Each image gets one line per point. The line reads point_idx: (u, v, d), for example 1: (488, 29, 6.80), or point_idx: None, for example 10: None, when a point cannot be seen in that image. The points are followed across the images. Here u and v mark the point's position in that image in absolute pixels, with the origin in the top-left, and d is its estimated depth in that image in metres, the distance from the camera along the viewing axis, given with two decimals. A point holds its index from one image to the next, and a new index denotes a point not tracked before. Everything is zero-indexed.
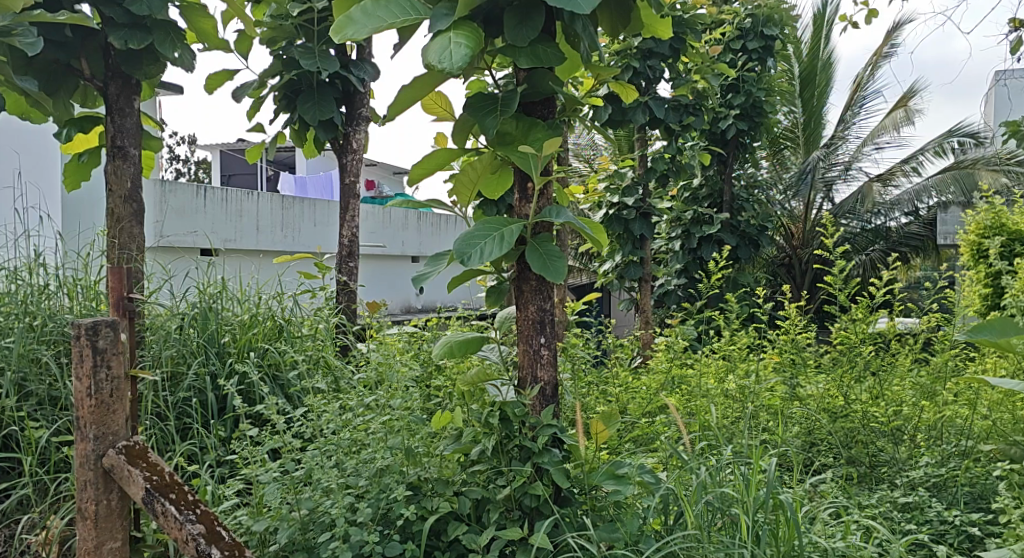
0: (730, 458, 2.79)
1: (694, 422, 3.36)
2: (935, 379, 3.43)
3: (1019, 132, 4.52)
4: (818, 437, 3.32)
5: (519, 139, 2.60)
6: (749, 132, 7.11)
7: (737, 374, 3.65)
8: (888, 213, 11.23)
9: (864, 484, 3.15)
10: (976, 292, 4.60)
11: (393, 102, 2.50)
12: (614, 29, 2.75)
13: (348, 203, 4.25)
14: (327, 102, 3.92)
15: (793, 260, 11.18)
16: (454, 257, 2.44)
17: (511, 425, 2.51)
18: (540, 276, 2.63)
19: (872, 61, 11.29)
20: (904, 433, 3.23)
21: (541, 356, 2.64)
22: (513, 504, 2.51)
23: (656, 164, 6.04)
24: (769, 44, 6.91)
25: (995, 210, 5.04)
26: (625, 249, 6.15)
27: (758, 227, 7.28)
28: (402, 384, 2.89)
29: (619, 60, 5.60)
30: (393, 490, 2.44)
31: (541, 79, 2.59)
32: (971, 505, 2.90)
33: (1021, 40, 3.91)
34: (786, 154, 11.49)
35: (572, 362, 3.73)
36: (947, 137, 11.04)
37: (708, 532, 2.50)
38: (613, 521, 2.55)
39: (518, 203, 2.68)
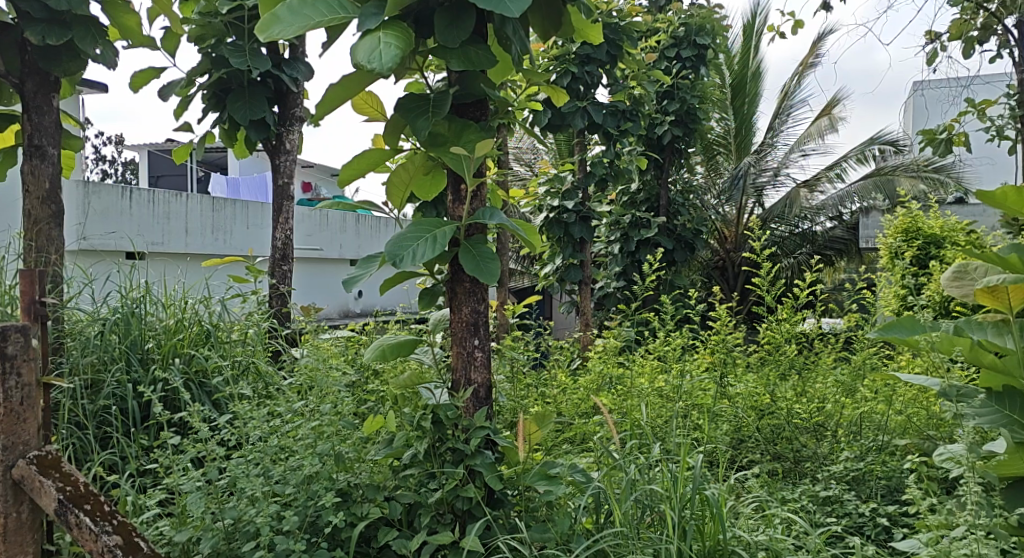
0: (660, 456, 2.84)
1: (625, 422, 3.41)
2: (855, 377, 3.54)
3: (935, 140, 4.72)
4: (746, 434, 3.41)
5: (451, 140, 2.59)
6: (684, 138, 7.25)
7: (669, 374, 3.72)
8: (814, 218, 11.52)
9: (788, 479, 3.24)
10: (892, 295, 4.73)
11: (321, 102, 2.47)
12: (546, 32, 2.76)
13: (282, 204, 4.17)
14: (258, 101, 3.85)
15: (726, 262, 11.43)
16: (386, 258, 2.42)
17: (443, 428, 2.52)
18: (473, 278, 2.62)
19: (799, 71, 11.65)
20: (826, 430, 3.35)
21: (474, 358, 2.65)
22: (445, 508, 2.50)
23: (595, 168, 6.11)
24: (701, 53, 7.08)
25: (912, 215, 5.25)
26: (565, 252, 6.20)
27: (693, 230, 7.44)
28: (334, 389, 2.85)
29: (557, 65, 5.64)
30: (321, 497, 2.41)
31: (473, 81, 2.60)
32: (887, 498, 3.01)
33: (935, 52, 4.10)
34: (719, 160, 11.74)
35: (510, 365, 3.74)
36: (870, 144, 11.46)
37: (638, 528, 2.55)
38: (545, 522, 2.56)
39: (452, 205, 2.68)
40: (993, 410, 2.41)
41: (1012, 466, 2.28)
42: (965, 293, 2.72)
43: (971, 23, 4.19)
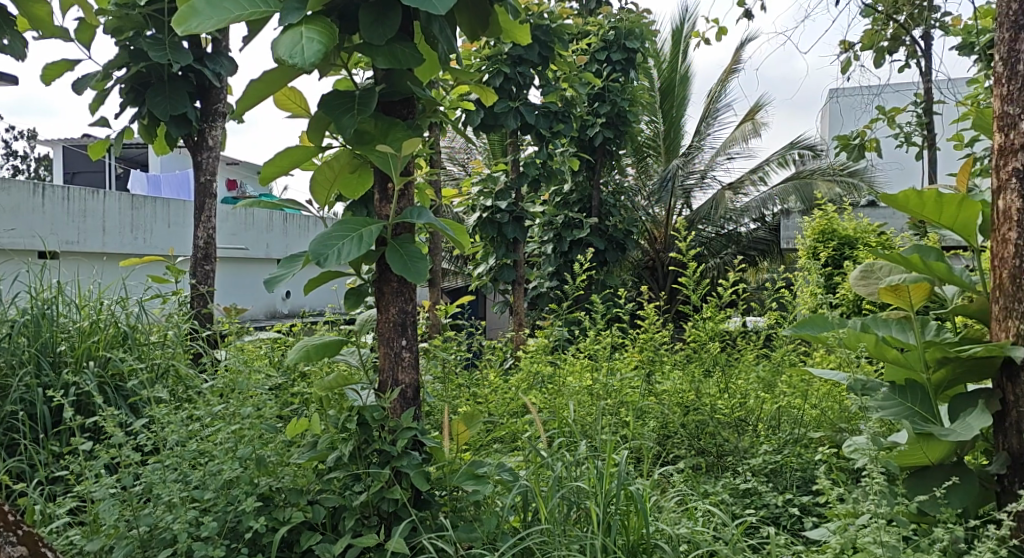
0: (587, 453, 2.89)
1: (553, 420, 3.44)
2: (775, 373, 3.67)
3: (850, 146, 4.93)
4: (672, 430, 3.49)
5: (377, 138, 2.56)
6: (615, 140, 7.36)
7: (598, 371, 3.78)
8: (738, 220, 11.84)
9: (711, 473, 3.33)
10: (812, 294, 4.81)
11: (242, 98, 2.42)
12: (474, 31, 2.76)
13: (204, 202, 4.07)
14: (179, 96, 3.74)
15: (655, 262, 11.64)
16: (310, 258, 2.39)
17: (369, 429, 2.49)
18: (401, 278, 2.61)
19: (724, 76, 11.96)
20: (747, 425, 3.45)
21: (402, 358, 2.63)
22: (371, 510, 2.48)
23: (528, 169, 6.14)
24: (631, 56, 7.19)
25: (829, 217, 5.47)
26: (498, 253, 6.22)
27: (624, 231, 7.56)
28: (256, 391, 2.79)
29: (489, 66, 5.66)
30: (241, 502, 2.37)
31: (399, 78, 2.58)
32: (802, 489, 3.12)
33: (850, 61, 4.26)
34: (649, 162, 11.93)
35: (440, 364, 3.73)
36: (790, 148, 11.87)
37: (564, 525, 2.59)
38: (472, 521, 2.56)
39: (379, 204, 2.66)
40: (896, 403, 2.47)
41: (913, 456, 2.39)
42: (870, 292, 2.82)
43: (882, 33, 4.37)
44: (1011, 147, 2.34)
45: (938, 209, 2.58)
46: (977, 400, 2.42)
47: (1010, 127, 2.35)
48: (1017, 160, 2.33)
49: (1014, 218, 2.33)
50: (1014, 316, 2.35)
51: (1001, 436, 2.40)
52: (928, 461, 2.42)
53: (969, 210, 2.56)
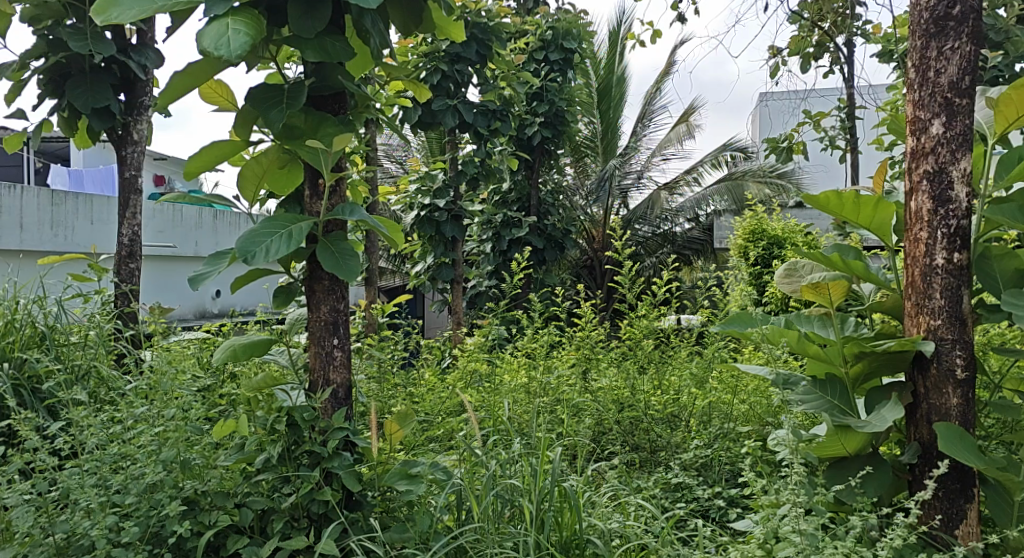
0: (521, 450, 2.90)
1: (488, 418, 3.45)
2: (706, 369, 3.76)
3: (778, 148, 5.07)
4: (607, 426, 3.54)
5: (308, 134, 2.52)
6: (553, 139, 7.43)
7: (535, 369, 3.81)
8: (673, 219, 12.06)
9: (644, 468, 3.38)
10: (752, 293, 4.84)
11: (165, 90, 2.36)
12: (407, 27, 2.74)
13: (128, 198, 3.94)
14: (101, 88, 3.62)
15: (593, 261, 11.77)
16: (237, 255, 2.35)
17: (299, 430, 2.44)
18: (332, 275, 2.58)
19: (659, 78, 12.17)
20: (680, 420, 3.53)
21: (333, 358, 2.60)
22: (300, 512, 2.45)
23: (466, 167, 6.13)
24: (569, 56, 7.26)
25: (758, 218, 5.63)
26: (436, 251, 6.16)
27: (563, 230, 7.65)
28: (181, 393, 2.73)
29: (426, 63, 5.64)
30: (164, 506, 2.32)
31: (330, 73, 2.55)
32: (730, 482, 3.20)
33: (778, 65, 4.38)
34: (587, 162, 12.05)
35: (376, 364, 3.70)
36: (723, 150, 12.16)
37: (498, 523, 2.60)
38: (405, 522, 2.54)
39: (310, 201, 2.62)
40: (817, 397, 2.55)
41: (832, 447, 2.47)
42: (793, 289, 2.89)
43: (807, 39, 4.51)
44: (922, 150, 2.44)
45: (856, 210, 2.67)
46: (891, 393, 2.52)
47: (922, 131, 2.44)
48: (928, 162, 2.42)
49: (925, 218, 2.43)
50: (925, 312, 2.44)
51: (913, 427, 2.50)
52: (845, 452, 2.50)
53: (885, 210, 2.66)
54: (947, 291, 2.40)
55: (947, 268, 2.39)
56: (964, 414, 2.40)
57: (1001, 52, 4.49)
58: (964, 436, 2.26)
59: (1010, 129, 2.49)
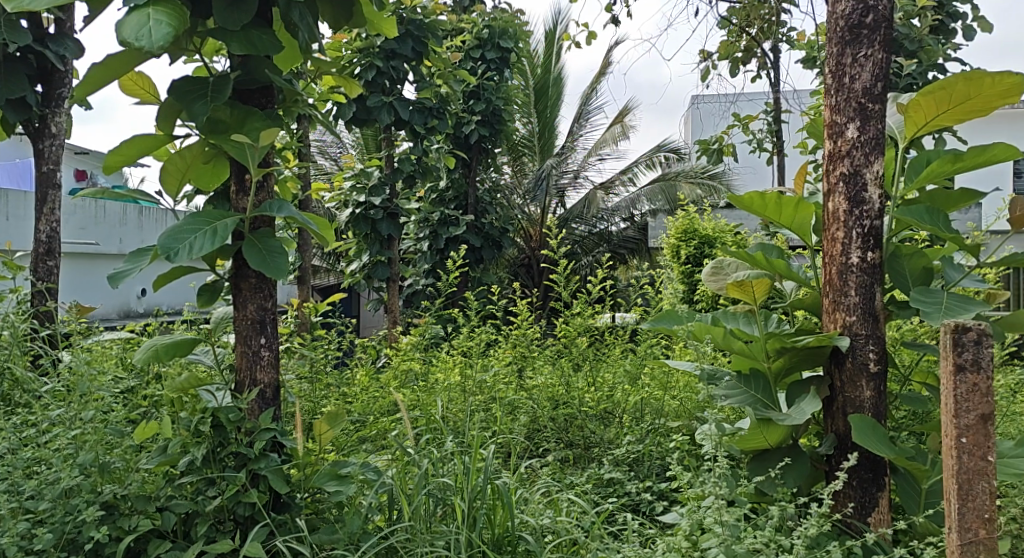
0: (454, 449, 2.89)
1: (421, 418, 3.44)
2: (639, 366, 3.82)
3: (709, 150, 5.19)
4: (541, 424, 3.56)
5: (233, 128, 2.45)
6: (490, 138, 7.46)
7: (471, 367, 3.81)
8: (609, 219, 12.20)
9: (578, 464, 3.41)
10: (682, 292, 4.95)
11: (82, 81, 2.28)
12: (337, 22, 2.70)
13: (46, 193, 3.79)
14: (17, 78, 3.47)
15: (531, 260, 11.84)
16: (158, 252, 2.29)
17: (225, 431, 2.39)
18: (259, 273, 2.53)
19: (595, 79, 12.32)
20: (613, 416, 3.58)
21: (260, 358, 2.55)
22: (225, 515, 2.40)
23: (403, 164, 6.08)
24: (505, 55, 7.29)
25: (690, 218, 5.75)
26: (371, 250, 6.06)
27: (500, 229, 7.70)
28: (100, 394, 2.64)
29: (361, 58, 5.58)
30: (81, 511, 2.25)
31: (257, 66, 2.50)
32: (661, 476, 3.26)
33: (708, 69, 4.47)
34: (524, 161, 12.09)
35: (308, 363, 3.65)
36: (657, 151, 12.39)
37: (430, 522, 2.58)
38: (334, 523, 2.51)
39: (236, 197, 2.56)
40: (740, 391, 2.61)
41: (754, 440, 2.54)
42: (719, 286, 2.95)
43: (736, 44, 4.62)
44: (839, 153, 2.52)
45: (778, 209, 2.74)
46: (809, 387, 2.60)
47: (838, 135, 2.52)
48: (844, 165, 2.51)
49: (841, 218, 2.51)
50: (841, 309, 2.52)
51: (830, 419, 2.58)
52: (766, 444, 2.57)
53: (804, 210, 2.74)
54: (861, 289, 2.49)
55: (862, 266, 2.48)
56: (876, 407, 2.49)
57: (916, 59, 4.69)
58: (877, 427, 2.34)
59: (919, 134, 2.58)
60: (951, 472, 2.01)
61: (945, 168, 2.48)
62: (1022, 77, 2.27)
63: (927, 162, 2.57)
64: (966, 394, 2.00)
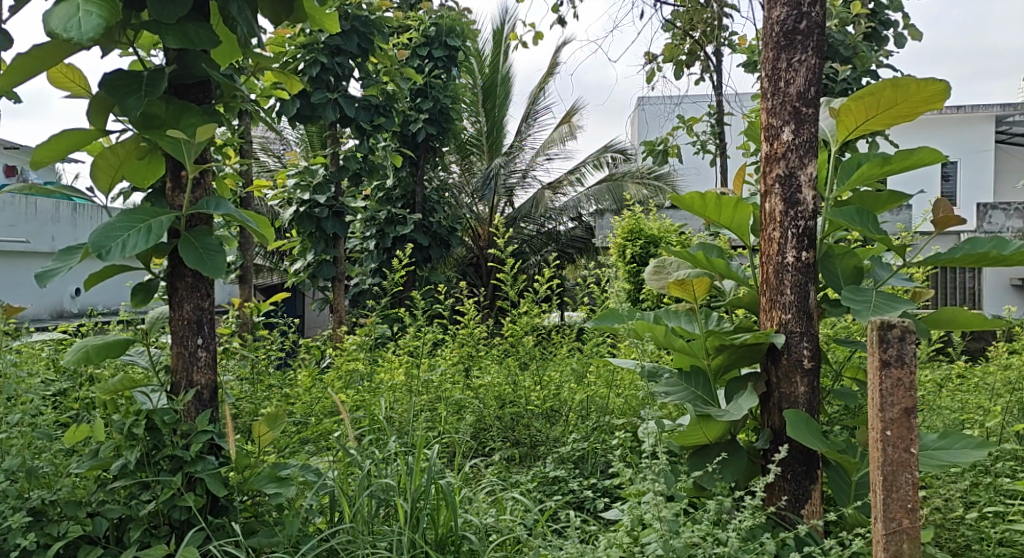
0: (397, 449, 2.87)
1: (364, 418, 3.40)
2: (585, 365, 3.85)
3: (655, 151, 5.27)
4: (487, 423, 3.56)
5: (168, 123, 2.40)
6: (438, 136, 7.43)
7: (417, 367, 3.79)
8: (558, 218, 12.26)
9: (524, 462, 3.43)
10: (628, 291, 5.00)
11: (7, 73, 2.20)
12: (278, 16, 2.66)
13: None
14: None
15: (479, 259, 11.83)
16: (89, 250, 2.22)
17: (159, 434, 2.34)
18: (195, 272, 2.48)
19: (543, 79, 12.38)
20: (559, 414, 3.59)
21: (197, 359, 2.49)
22: (160, 520, 2.34)
23: (348, 162, 6.02)
24: (452, 54, 7.27)
25: (636, 218, 5.81)
26: (316, 248, 5.96)
27: (448, 228, 7.68)
28: (28, 397, 2.56)
29: (305, 54, 5.50)
30: (7, 518, 2.18)
31: (193, 60, 2.44)
32: (605, 474, 3.29)
33: (653, 70, 4.53)
34: (472, 160, 12.09)
35: (250, 364, 3.58)
36: (604, 151, 12.52)
37: (372, 523, 2.56)
38: (274, 525, 2.47)
39: (172, 194, 2.50)
40: (681, 388, 2.65)
41: (693, 436, 2.58)
42: (661, 285, 2.99)
43: (680, 47, 4.69)
44: (775, 154, 2.58)
45: (717, 210, 2.79)
46: (747, 383, 2.65)
47: (774, 137, 2.58)
48: (779, 167, 2.56)
49: (777, 218, 2.57)
50: (777, 307, 2.58)
51: (766, 415, 2.64)
52: (705, 440, 2.62)
53: (742, 210, 2.80)
54: (796, 287, 2.55)
55: (797, 265, 2.53)
56: (810, 402, 2.55)
57: (850, 65, 4.83)
58: (809, 422, 2.39)
59: (851, 137, 2.66)
60: (877, 464, 2.07)
61: (875, 170, 2.56)
62: (946, 84, 2.35)
63: (858, 164, 2.64)
64: (890, 388, 2.06)
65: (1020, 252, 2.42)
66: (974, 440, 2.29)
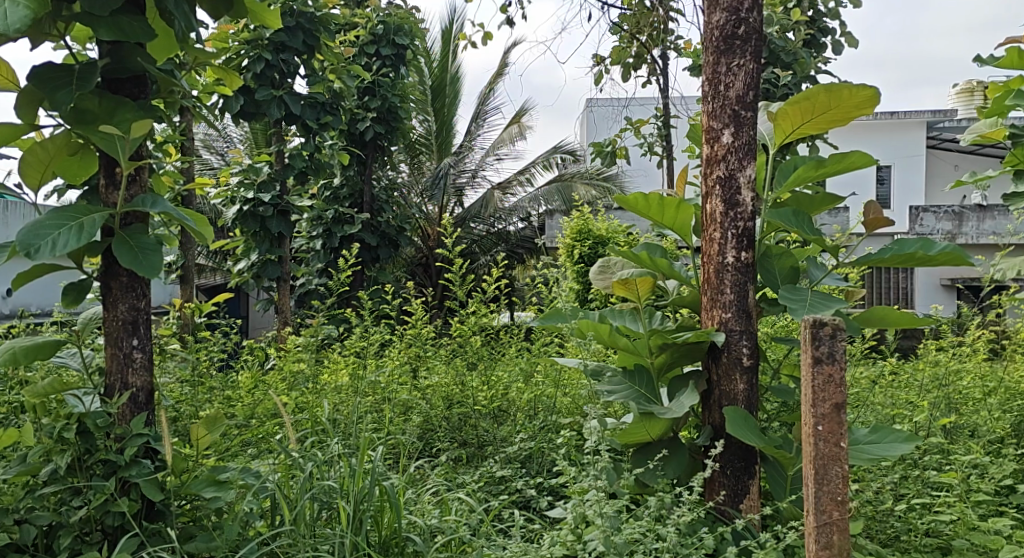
0: (340, 451, 2.83)
1: (307, 419, 3.36)
2: (532, 365, 3.86)
3: (603, 152, 5.30)
4: (433, 424, 3.54)
5: (101, 119, 2.33)
6: (386, 135, 7.35)
7: (363, 368, 3.76)
8: (507, 219, 12.27)
9: (471, 463, 3.42)
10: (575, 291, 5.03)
11: None
12: (218, 9, 2.60)
13: None
14: None
15: (428, 259, 11.77)
16: (17, 249, 2.15)
17: (92, 438, 2.27)
18: (130, 272, 2.41)
19: (493, 79, 12.38)
20: (506, 414, 3.59)
21: (132, 360, 2.42)
22: (92, 526, 2.28)
23: (294, 160, 5.92)
24: (400, 52, 7.22)
25: (584, 218, 5.86)
26: (260, 248, 5.85)
27: (397, 228, 7.61)
28: None
29: (249, 50, 5.41)
30: None
31: (127, 54, 2.37)
32: (551, 473, 3.30)
33: (601, 72, 4.57)
34: (421, 160, 12.03)
35: (191, 365, 3.51)
36: (553, 152, 12.59)
37: (314, 526, 2.52)
38: (212, 529, 2.41)
39: (105, 191, 2.43)
40: (625, 386, 2.68)
41: (636, 434, 2.61)
42: (606, 284, 3.01)
43: (627, 50, 4.73)
44: (715, 157, 2.62)
45: (661, 210, 2.82)
46: (688, 381, 2.69)
47: (714, 140, 2.62)
48: (720, 169, 2.61)
49: (718, 219, 2.61)
50: (718, 306, 2.62)
51: (707, 412, 2.68)
52: (648, 437, 2.65)
53: (684, 211, 2.83)
54: (736, 287, 2.59)
55: (736, 266, 2.58)
56: (749, 399, 2.60)
57: (791, 71, 4.94)
58: (748, 419, 2.44)
59: (789, 140, 2.71)
60: (810, 459, 2.12)
61: (811, 173, 2.62)
62: (876, 90, 2.42)
63: (796, 166, 2.70)
64: (822, 384, 2.10)
65: (947, 253, 2.49)
66: (903, 434, 2.36)
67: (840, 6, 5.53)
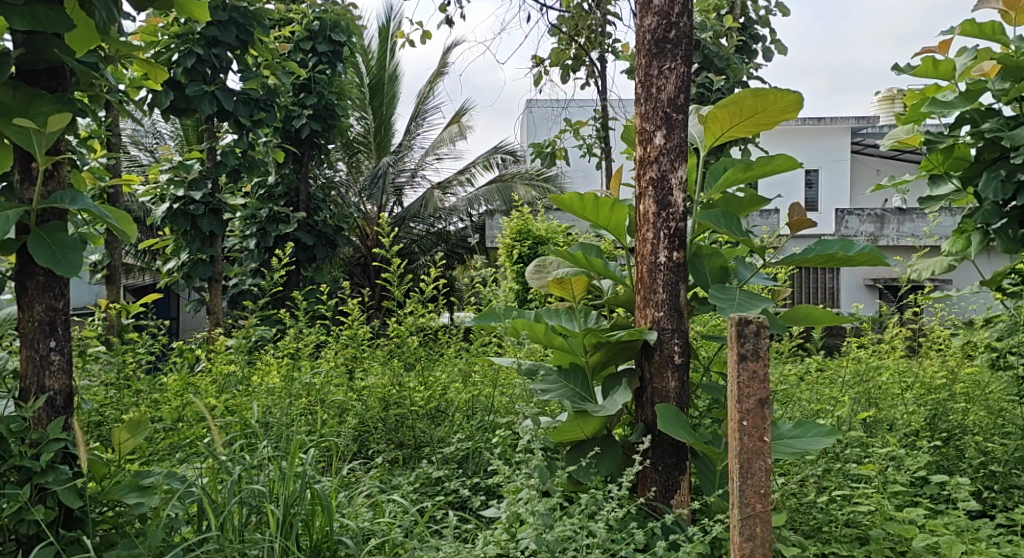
0: (270, 454, 2.77)
1: (237, 422, 3.28)
2: (470, 364, 3.85)
3: (542, 153, 5.33)
4: (369, 425, 3.50)
5: (15, 110, 2.24)
6: (323, 132, 7.22)
7: (297, 369, 3.69)
8: (447, 219, 12.21)
9: (407, 464, 3.38)
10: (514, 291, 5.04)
11: None
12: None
13: None
14: None
15: (367, 259, 11.64)
16: None
17: (5, 444, 2.17)
18: (47, 270, 2.32)
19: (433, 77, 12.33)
20: (443, 414, 3.57)
21: (49, 363, 2.33)
22: (5, 534, 2.19)
23: (227, 158, 5.67)
24: (337, 49, 7.13)
25: (523, 218, 5.88)
26: (191, 247, 5.70)
27: (334, 227, 7.50)
28: None
29: (180, 44, 5.27)
30: None
31: (43, 44, 2.29)
32: (487, 473, 3.30)
33: (540, 73, 4.59)
34: (360, 158, 11.91)
35: (116, 367, 3.40)
36: (493, 152, 12.59)
37: (242, 531, 2.47)
38: (135, 536, 2.35)
39: (20, 186, 2.34)
40: (559, 385, 2.69)
41: (570, 432, 2.63)
42: (541, 283, 3.02)
43: (566, 51, 4.76)
44: (648, 158, 2.65)
45: (595, 210, 2.85)
46: (622, 379, 2.72)
47: (647, 142, 2.65)
48: (652, 170, 2.64)
49: (651, 219, 2.64)
50: (651, 305, 2.65)
51: (640, 409, 2.72)
52: (582, 435, 2.67)
53: (618, 211, 2.86)
54: (668, 286, 2.63)
55: (668, 265, 2.62)
56: (680, 396, 2.64)
57: (724, 75, 5.05)
58: (678, 415, 2.47)
59: (719, 143, 2.76)
60: (735, 453, 2.16)
61: (739, 175, 2.67)
62: (799, 95, 2.49)
63: (724, 168, 2.75)
64: (747, 380, 2.15)
65: (866, 253, 2.57)
66: (825, 428, 2.43)
67: (771, 13, 5.67)
